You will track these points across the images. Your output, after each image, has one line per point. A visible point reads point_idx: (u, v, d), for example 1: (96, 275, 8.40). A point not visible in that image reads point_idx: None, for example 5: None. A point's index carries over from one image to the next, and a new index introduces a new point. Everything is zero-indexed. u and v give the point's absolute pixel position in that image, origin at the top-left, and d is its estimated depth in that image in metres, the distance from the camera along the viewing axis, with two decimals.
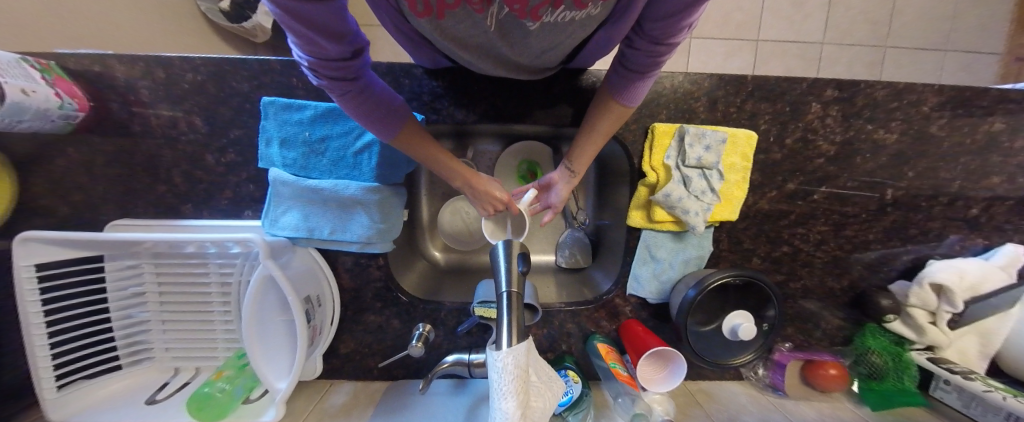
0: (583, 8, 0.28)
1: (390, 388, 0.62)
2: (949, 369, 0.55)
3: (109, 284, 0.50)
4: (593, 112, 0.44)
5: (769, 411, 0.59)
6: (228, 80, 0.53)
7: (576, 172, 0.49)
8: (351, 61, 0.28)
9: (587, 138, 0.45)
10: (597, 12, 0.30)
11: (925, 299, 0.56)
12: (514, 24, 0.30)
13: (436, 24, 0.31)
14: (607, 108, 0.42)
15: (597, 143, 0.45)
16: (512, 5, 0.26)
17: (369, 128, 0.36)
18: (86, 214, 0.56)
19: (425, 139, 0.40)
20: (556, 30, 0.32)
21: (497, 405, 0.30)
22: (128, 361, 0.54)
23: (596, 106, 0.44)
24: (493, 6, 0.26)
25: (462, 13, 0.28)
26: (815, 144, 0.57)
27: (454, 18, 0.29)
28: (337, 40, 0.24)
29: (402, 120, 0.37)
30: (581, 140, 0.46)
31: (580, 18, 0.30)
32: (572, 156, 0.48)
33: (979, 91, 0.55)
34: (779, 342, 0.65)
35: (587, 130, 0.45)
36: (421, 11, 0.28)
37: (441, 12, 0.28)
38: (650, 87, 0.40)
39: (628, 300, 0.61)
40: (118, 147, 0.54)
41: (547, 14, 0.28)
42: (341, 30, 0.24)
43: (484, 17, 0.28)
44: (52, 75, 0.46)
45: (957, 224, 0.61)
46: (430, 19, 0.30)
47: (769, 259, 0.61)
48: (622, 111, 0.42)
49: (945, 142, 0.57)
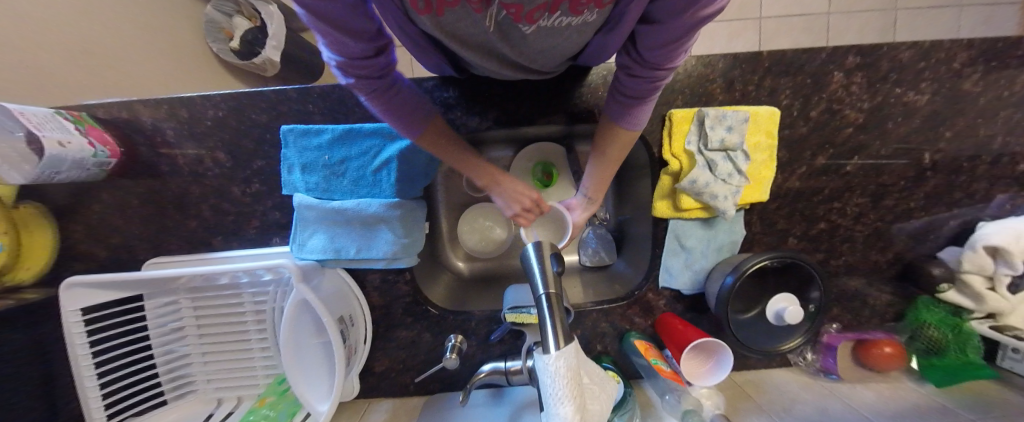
0: (579, 15, 0.27)
1: (428, 403, 0.62)
2: (1017, 337, 0.51)
3: (149, 322, 0.52)
4: (600, 139, 0.44)
5: (824, 397, 0.56)
6: (248, 113, 0.54)
7: (593, 199, 0.52)
8: (377, 59, 0.27)
9: (603, 164, 0.46)
10: (592, 18, 0.29)
11: (981, 264, 0.53)
12: (511, 27, 0.29)
13: (436, 21, 0.29)
14: (613, 135, 0.42)
15: (611, 168, 0.47)
16: (508, 8, 0.25)
17: (394, 127, 0.36)
18: (125, 255, 0.58)
19: (446, 138, 0.40)
20: (554, 34, 0.32)
21: (553, 411, 0.29)
22: (173, 396, 0.55)
23: (600, 136, 0.44)
24: (491, 7, 0.25)
25: (461, 11, 0.27)
26: (842, 114, 0.54)
27: (453, 16, 0.28)
28: (361, 38, 0.24)
29: (424, 115, 0.37)
30: (596, 167, 0.47)
31: (576, 24, 0.29)
32: (588, 184, 0.51)
33: (1015, 40, 0.52)
34: (826, 324, 0.62)
35: (598, 158, 0.46)
36: (422, 7, 0.27)
37: (440, 9, 0.27)
38: (654, 108, 0.39)
39: (661, 294, 0.60)
40: (150, 187, 0.56)
41: (542, 18, 0.27)
42: (367, 27, 0.24)
43: (482, 18, 0.28)
44: (84, 125, 0.48)
45: (1005, 183, 0.58)
46: (431, 16, 0.28)
47: (806, 238, 0.59)
48: (628, 135, 0.41)
49: (982, 98, 0.54)
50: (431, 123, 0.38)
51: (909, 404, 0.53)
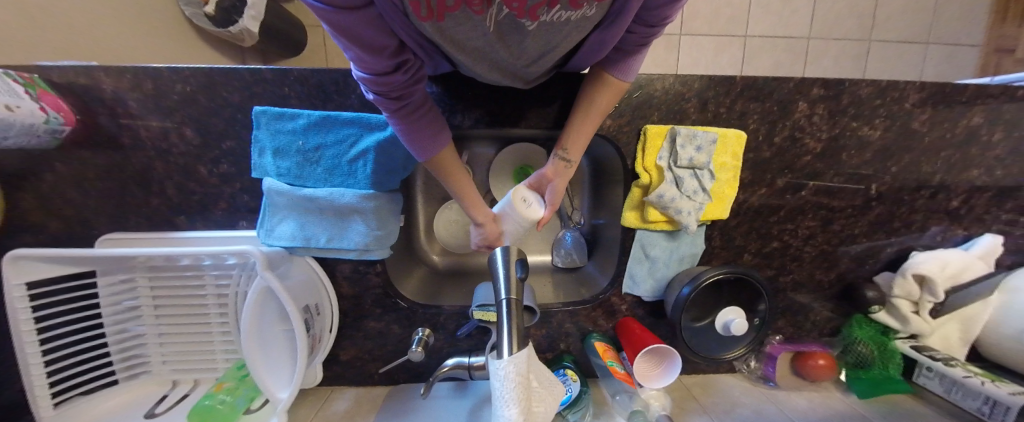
0: (579, 8, 0.28)
1: (392, 393, 0.63)
2: (931, 356, 0.58)
3: (104, 299, 0.50)
4: (588, 88, 0.45)
5: (762, 402, 0.61)
6: (219, 90, 0.52)
7: (572, 161, 0.48)
8: (396, 79, 0.31)
9: (585, 113, 0.45)
10: (592, 13, 0.29)
11: (908, 290, 0.58)
12: (512, 26, 0.30)
13: (438, 26, 0.29)
14: (605, 83, 0.43)
15: (592, 121, 0.46)
16: (511, 4, 0.25)
17: (412, 148, 0.39)
18: (78, 229, 0.55)
19: (455, 165, 0.43)
20: (553, 31, 0.32)
21: (500, 412, 0.31)
22: (125, 375, 0.53)
23: (592, 86, 0.44)
24: (493, 7, 0.26)
25: (462, 15, 0.28)
26: (803, 142, 0.58)
27: (454, 20, 0.28)
28: (377, 55, 0.28)
29: (442, 140, 0.40)
30: (578, 116, 0.46)
31: (576, 19, 0.30)
32: (567, 142, 0.47)
33: (959, 87, 0.56)
34: (771, 335, 0.67)
35: (583, 109, 0.46)
36: (425, 14, 0.26)
37: (443, 14, 0.27)
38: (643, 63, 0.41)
39: (625, 299, 0.63)
40: (107, 160, 0.53)
41: (544, 14, 0.28)
42: (381, 43, 0.27)
43: (483, 19, 0.28)
44: (36, 90, 0.45)
45: (940, 216, 0.63)
46: (432, 23, 0.28)
47: (760, 254, 0.63)
48: (618, 86, 0.43)
49: (927, 138, 0.59)
50: (444, 152, 0.41)
51: (835, 412, 0.58)
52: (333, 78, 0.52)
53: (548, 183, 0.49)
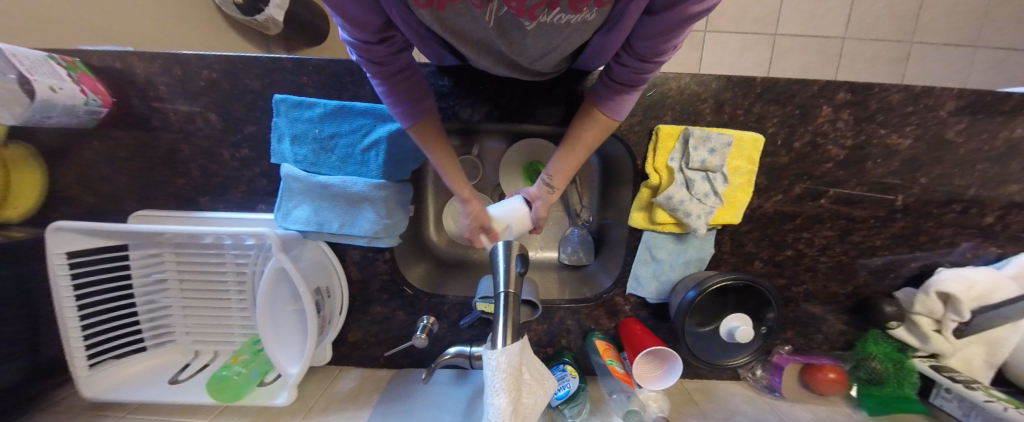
0: (578, 12, 0.28)
1: (395, 376, 0.65)
2: (951, 378, 0.55)
3: (134, 271, 0.54)
4: (577, 122, 0.44)
5: (763, 411, 0.60)
6: (241, 78, 0.54)
7: (555, 187, 0.48)
8: (379, 50, 0.32)
9: (570, 149, 0.44)
10: (592, 17, 0.29)
11: (931, 308, 0.56)
12: (512, 23, 0.30)
13: (437, 15, 0.29)
14: (593, 119, 0.42)
15: (579, 156, 0.45)
16: (510, 3, 0.26)
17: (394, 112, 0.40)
18: (110, 204, 0.59)
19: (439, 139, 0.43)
20: (553, 32, 0.32)
21: (490, 401, 0.32)
22: (153, 343, 0.57)
23: (582, 119, 0.43)
24: (492, 3, 0.26)
25: (462, 7, 0.28)
26: (824, 148, 0.56)
27: (454, 11, 0.29)
28: (361, 27, 0.29)
29: (426, 111, 0.41)
30: (563, 152, 0.45)
31: (576, 22, 0.30)
32: (552, 171, 0.46)
33: (1002, 96, 0.53)
34: (779, 345, 0.65)
35: (570, 143, 0.45)
36: (423, 3, 0.27)
37: (441, 5, 0.27)
38: (635, 102, 0.40)
39: (628, 299, 0.62)
40: (139, 140, 0.57)
41: (543, 15, 0.28)
42: (367, 18, 0.28)
43: (483, 13, 0.28)
44: (76, 72, 0.48)
45: (971, 232, 0.60)
46: (431, 11, 0.28)
47: (771, 262, 0.61)
48: (606, 124, 0.41)
49: (963, 149, 0.55)
50: (430, 122, 0.42)
51: None
52: (349, 69, 0.54)
53: (533, 203, 0.51)
